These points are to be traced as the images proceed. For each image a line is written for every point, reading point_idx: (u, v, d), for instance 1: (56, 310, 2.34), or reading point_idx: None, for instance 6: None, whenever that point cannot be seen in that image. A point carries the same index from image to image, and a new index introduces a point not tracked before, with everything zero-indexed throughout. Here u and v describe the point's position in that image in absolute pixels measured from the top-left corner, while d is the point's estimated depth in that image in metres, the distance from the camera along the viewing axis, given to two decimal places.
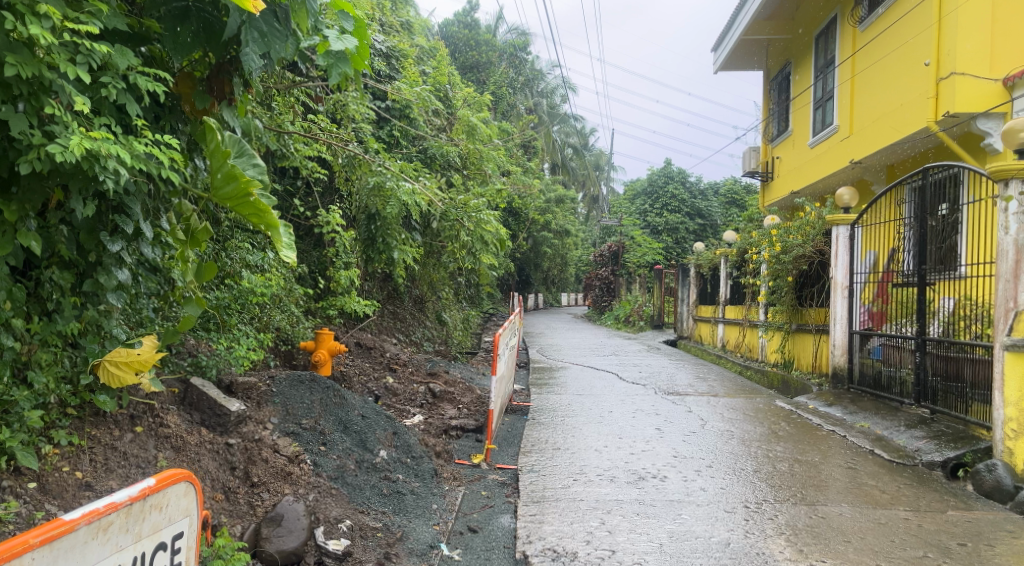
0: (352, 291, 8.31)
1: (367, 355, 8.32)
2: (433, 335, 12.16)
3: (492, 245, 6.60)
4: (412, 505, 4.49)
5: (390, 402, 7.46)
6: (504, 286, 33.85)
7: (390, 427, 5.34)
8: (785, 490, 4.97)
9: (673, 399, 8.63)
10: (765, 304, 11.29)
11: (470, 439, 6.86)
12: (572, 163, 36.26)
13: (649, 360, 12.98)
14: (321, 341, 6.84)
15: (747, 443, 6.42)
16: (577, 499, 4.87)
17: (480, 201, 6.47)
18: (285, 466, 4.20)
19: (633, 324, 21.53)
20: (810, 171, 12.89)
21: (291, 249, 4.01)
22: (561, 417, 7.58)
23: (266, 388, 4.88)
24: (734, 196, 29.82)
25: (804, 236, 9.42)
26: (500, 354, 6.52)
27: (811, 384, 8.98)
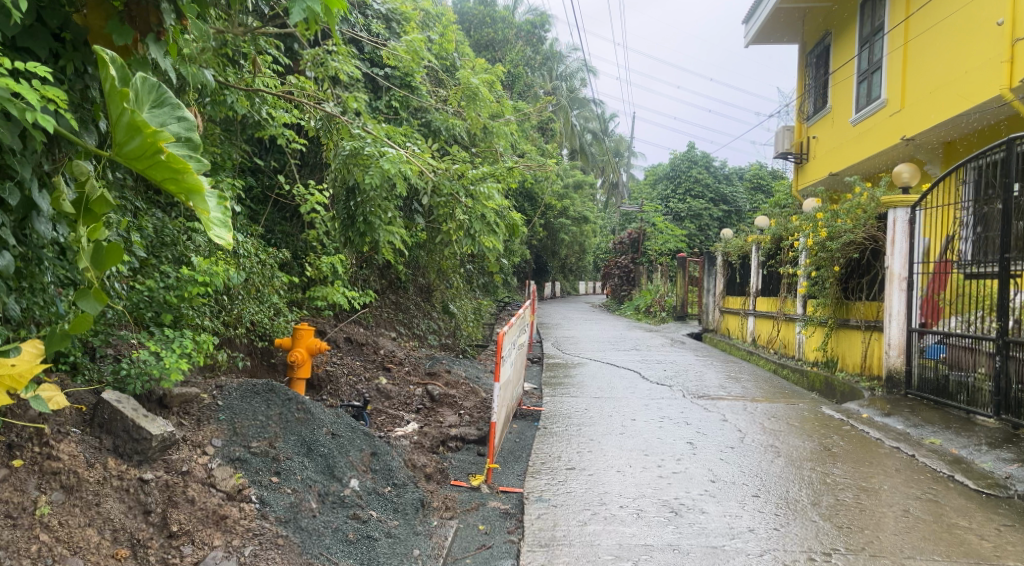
0: (341, 280, 7.38)
1: (358, 351, 7.39)
2: (440, 329, 11.22)
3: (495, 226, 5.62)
4: (387, 553, 3.54)
5: (381, 407, 6.53)
6: (520, 273, 32.92)
7: (367, 447, 4.42)
8: (856, 536, 3.97)
9: (704, 404, 7.63)
10: (803, 296, 10.23)
11: (471, 453, 5.92)
12: (591, 148, 35.14)
13: (673, 355, 11.97)
14: (297, 339, 5.92)
15: (798, 463, 5.41)
16: (594, 544, 3.90)
17: (482, 173, 5.46)
18: (218, 507, 3.25)
19: (654, 315, 20.50)
20: (852, 150, 11.79)
21: (224, 229, 3.05)
22: (576, 426, 6.60)
23: (211, 401, 3.95)
24: (760, 181, 28.64)
25: (854, 220, 8.22)
26: (505, 356, 5.51)
27: (859, 387, 7.93)
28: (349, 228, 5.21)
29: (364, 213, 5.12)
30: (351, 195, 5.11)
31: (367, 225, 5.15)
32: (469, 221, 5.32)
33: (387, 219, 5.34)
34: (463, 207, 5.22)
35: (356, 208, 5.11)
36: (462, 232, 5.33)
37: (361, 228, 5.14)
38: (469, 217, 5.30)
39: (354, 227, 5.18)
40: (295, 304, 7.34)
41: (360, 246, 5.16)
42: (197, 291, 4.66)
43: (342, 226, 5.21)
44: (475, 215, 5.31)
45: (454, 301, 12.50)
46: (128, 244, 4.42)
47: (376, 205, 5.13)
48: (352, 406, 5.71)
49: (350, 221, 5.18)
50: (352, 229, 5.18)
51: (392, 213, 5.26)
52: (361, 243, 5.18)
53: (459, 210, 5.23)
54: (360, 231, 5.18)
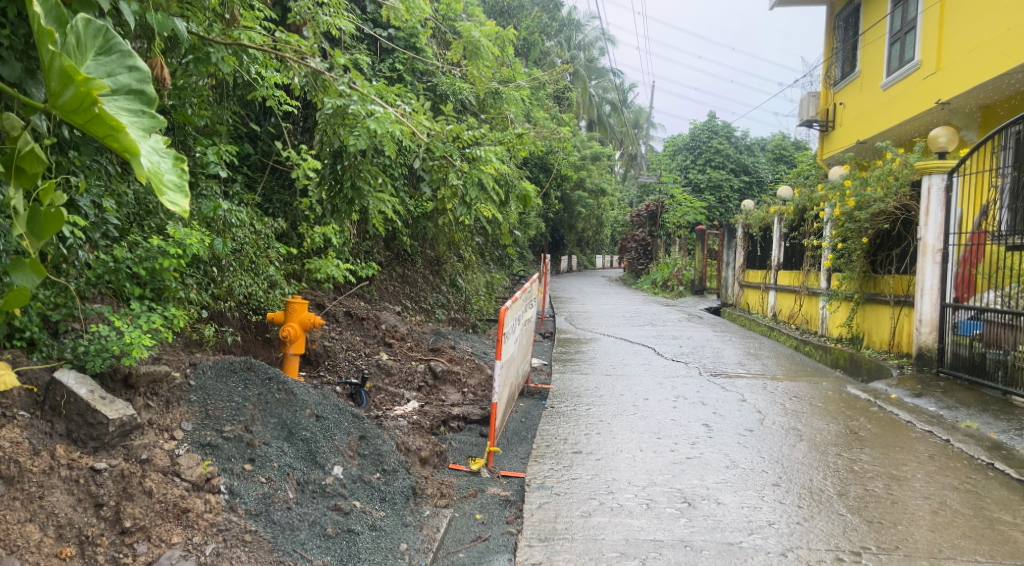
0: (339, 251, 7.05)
1: (359, 325, 7.08)
2: (448, 303, 10.90)
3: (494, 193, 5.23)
4: (369, 550, 3.22)
5: (380, 384, 6.24)
6: (536, 247, 32.48)
7: (356, 430, 4.10)
8: (889, 533, 3.60)
9: (721, 382, 7.26)
10: (827, 269, 9.79)
11: (473, 434, 5.60)
12: (609, 119, 34.47)
13: (690, 330, 11.59)
14: (290, 313, 5.60)
15: (823, 448, 5.02)
16: (598, 539, 3.56)
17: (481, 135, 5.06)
18: (180, 499, 2.94)
19: (671, 289, 20.05)
20: (884, 115, 11.24)
21: (180, 194, 2.61)
22: (586, 405, 6.27)
23: (182, 381, 3.63)
24: (782, 152, 27.92)
25: (885, 188, 7.74)
26: (508, 332, 5.15)
27: (887, 365, 7.51)
28: (336, 194, 4.83)
29: (349, 177, 4.73)
30: (338, 157, 4.72)
31: (355, 190, 4.76)
32: (462, 186, 4.77)
33: (378, 184, 4.96)
34: (454, 170, 4.79)
35: (342, 171, 4.73)
36: (455, 198, 4.89)
37: (347, 193, 4.75)
38: (462, 181, 4.78)
39: (341, 193, 4.79)
40: (292, 276, 7.03)
41: (345, 214, 4.75)
42: (169, 263, 4.30)
43: (327, 191, 4.82)
44: (468, 183, 4.78)
45: (464, 274, 12.16)
46: (98, 211, 4.09)
47: (368, 170, 4.77)
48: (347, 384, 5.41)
49: (334, 185, 4.79)
50: (338, 195, 4.79)
51: (381, 178, 4.87)
52: (347, 209, 4.79)
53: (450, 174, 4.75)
54: (347, 197, 4.79)
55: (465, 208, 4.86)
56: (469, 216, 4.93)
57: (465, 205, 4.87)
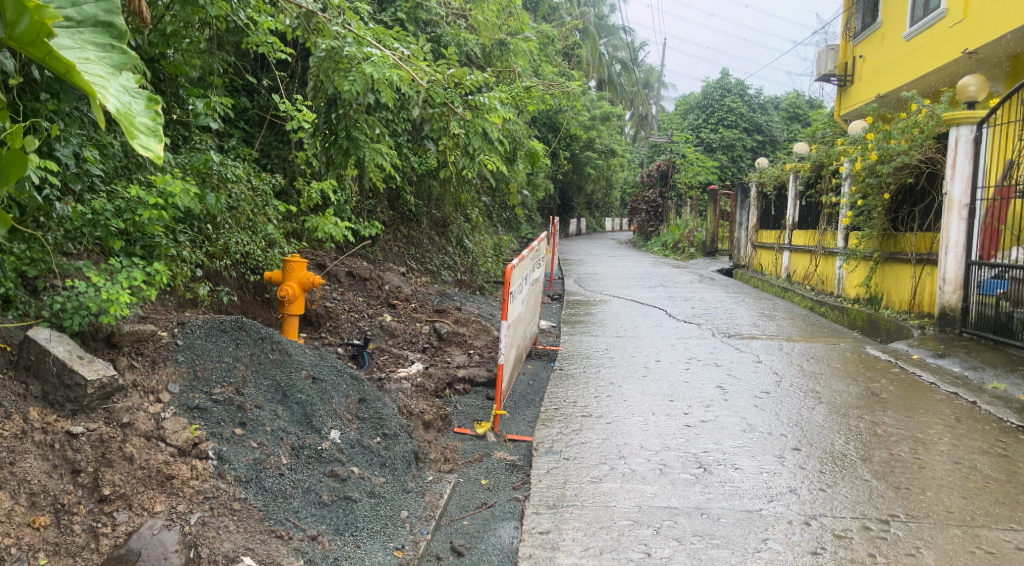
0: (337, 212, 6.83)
1: (362, 286, 6.89)
2: (455, 265, 10.69)
3: (498, 142, 4.96)
4: (367, 518, 3.05)
5: (384, 346, 6.07)
6: (545, 210, 32.15)
7: (355, 394, 3.93)
8: (918, 499, 3.39)
9: (735, 344, 7.06)
10: (845, 228, 9.51)
11: (479, 397, 5.43)
12: (619, 78, 33.83)
13: (701, 292, 11.36)
14: (289, 273, 5.41)
15: (843, 411, 4.81)
16: (609, 507, 3.37)
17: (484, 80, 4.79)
18: (164, 465, 2.76)
19: (682, 251, 19.77)
20: (900, 70, 11.17)
21: (154, 139, 2.27)
22: (596, 367, 6.08)
23: (169, 340, 3.43)
24: (796, 110, 27.38)
25: (908, 141, 7.42)
26: (515, 290, 4.94)
27: (907, 325, 7.27)
28: (331, 146, 4.58)
29: (344, 127, 4.46)
30: (332, 106, 4.46)
31: (351, 141, 4.50)
32: (465, 136, 4.53)
33: (375, 134, 4.69)
34: (456, 119, 4.56)
35: (336, 121, 4.47)
36: (457, 149, 4.66)
37: (341, 145, 4.49)
38: (464, 131, 4.55)
39: (336, 144, 4.53)
40: (292, 235, 6.82)
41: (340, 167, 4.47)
42: (149, 214, 4.11)
43: (321, 142, 4.57)
44: (471, 133, 4.54)
45: (470, 236, 11.93)
46: (79, 161, 3.88)
47: (365, 118, 4.52)
48: (348, 345, 5.24)
49: (329, 135, 4.53)
50: (333, 146, 4.51)
51: (378, 128, 4.60)
52: (342, 161, 4.52)
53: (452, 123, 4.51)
54: (343, 149, 4.51)
55: (467, 159, 4.62)
56: (472, 168, 4.69)
57: (467, 156, 4.62)
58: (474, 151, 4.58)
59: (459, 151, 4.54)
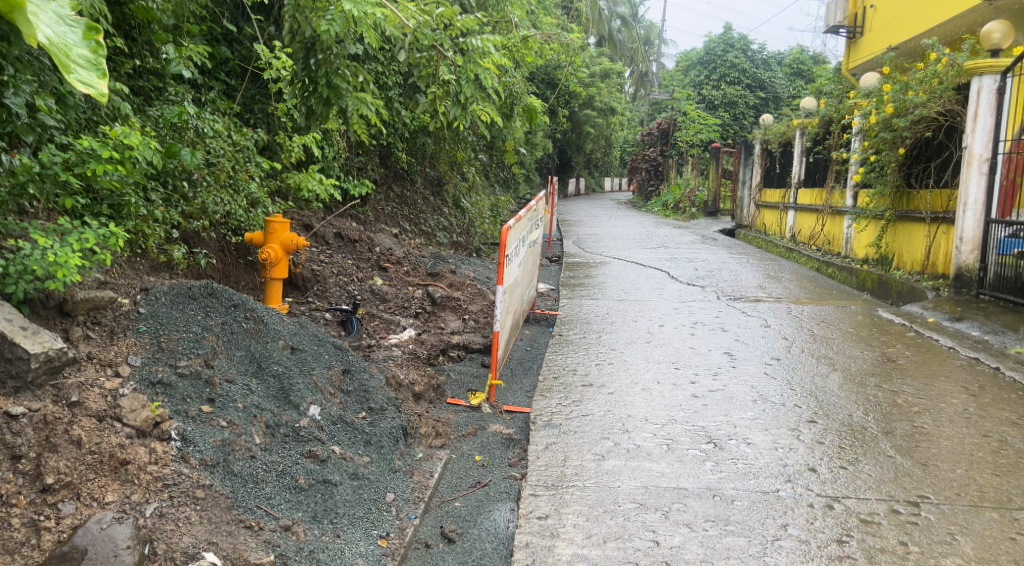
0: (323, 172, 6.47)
1: (352, 248, 6.57)
2: (451, 225, 10.36)
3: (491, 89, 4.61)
4: (349, 503, 2.77)
5: (375, 311, 5.78)
6: (544, 170, 31.65)
7: (339, 364, 3.64)
8: (948, 479, 3.12)
9: (742, 307, 6.78)
10: (853, 186, 9.19)
11: (474, 366, 5.16)
12: (620, 34, 33.07)
13: (704, 252, 11.05)
14: (270, 234, 5.09)
15: (859, 379, 4.54)
16: (613, 487, 3.10)
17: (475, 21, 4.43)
18: (118, 449, 2.47)
19: (683, 211, 19.40)
20: (915, 20, 10.89)
21: (94, 74, 1.55)
22: (596, 333, 5.81)
23: (131, 309, 3.12)
24: (800, 66, 26.81)
25: (926, 93, 7.05)
26: (511, 251, 4.63)
27: (920, 286, 6.98)
28: (310, 96, 4.23)
29: (324, 75, 4.11)
30: (310, 51, 4.08)
31: (332, 90, 4.15)
32: (455, 83, 4.27)
33: (360, 82, 4.37)
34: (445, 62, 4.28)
35: (316, 67, 4.09)
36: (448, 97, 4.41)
37: (322, 95, 4.15)
38: (455, 78, 4.29)
39: (316, 93, 4.20)
40: (278, 194, 6.48)
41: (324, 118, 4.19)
42: (105, 169, 3.72)
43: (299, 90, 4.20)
44: (462, 80, 4.27)
45: (467, 195, 11.59)
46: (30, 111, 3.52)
47: (348, 63, 4.17)
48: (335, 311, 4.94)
49: (308, 82, 4.17)
50: (313, 96, 4.19)
51: (361, 75, 4.25)
52: (325, 113, 4.20)
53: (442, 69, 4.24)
54: (324, 98, 4.19)
55: (459, 109, 4.37)
56: (465, 117, 4.48)
57: (460, 106, 4.37)
58: (467, 100, 4.35)
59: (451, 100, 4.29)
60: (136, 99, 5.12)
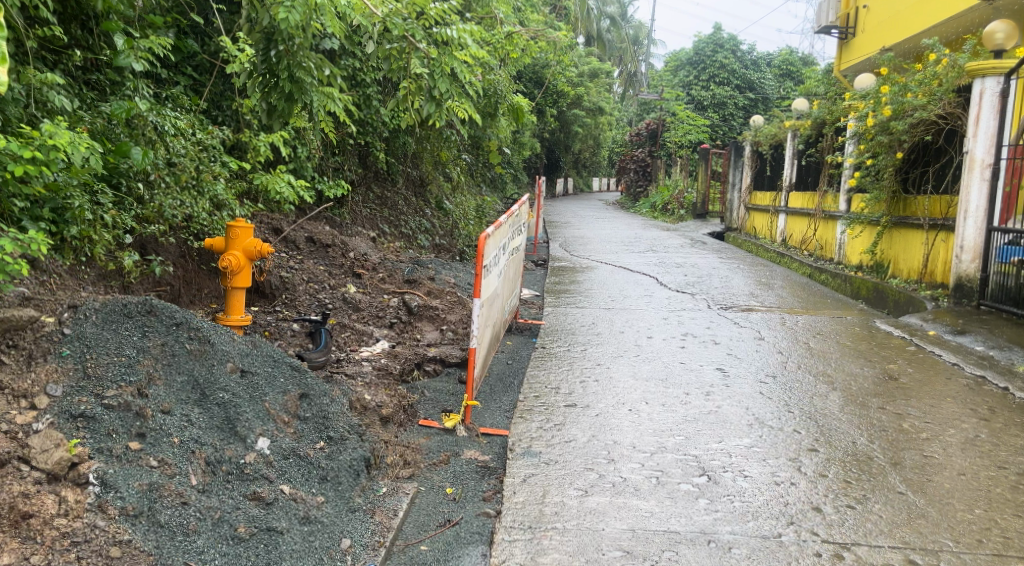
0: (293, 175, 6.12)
1: (325, 253, 6.23)
2: (433, 228, 10.03)
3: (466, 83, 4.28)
4: (296, 553, 2.43)
5: (347, 322, 5.45)
6: (531, 170, 31.34)
7: (297, 387, 3.30)
8: (966, 521, 2.83)
9: (734, 317, 6.49)
10: (848, 190, 8.93)
11: (450, 382, 4.84)
12: (609, 34, 32.80)
13: (693, 257, 10.78)
14: (232, 240, 4.71)
15: (861, 400, 4.24)
16: (598, 531, 2.79)
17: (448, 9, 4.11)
18: (19, 500, 2.15)
19: (672, 212, 19.15)
20: (910, 20, 10.68)
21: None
22: (582, 346, 5.49)
23: (54, 332, 2.77)
24: (789, 67, 26.69)
25: (926, 95, 6.77)
26: (490, 261, 4.30)
27: (918, 296, 6.71)
28: (271, 91, 3.89)
29: (286, 68, 3.77)
30: (270, 42, 3.73)
31: (296, 84, 3.81)
32: (429, 78, 3.98)
33: (326, 76, 4.06)
34: (417, 54, 3.99)
35: (277, 60, 3.74)
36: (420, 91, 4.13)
37: (284, 91, 3.81)
38: (429, 72, 4.00)
39: (277, 88, 3.87)
40: (246, 196, 6.14)
41: (287, 115, 3.89)
42: (25, 171, 3.38)
43: (259, 84, 3.86)
44: (436, 76, 3.98)
45: (450, 197, 11.26)
46: None
47: (310, 53, 3.82)
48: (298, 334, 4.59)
49: (268, 76, 3.83)
50: (274, 91, 3.86)
51: (326, 68, 3.92)
52: (288, 110, 3.90)
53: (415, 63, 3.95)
54: (286, 94, 3.87)
55: (433, 106, 4.10)
56: (439, 113, 4.19)
57: (434, 103, 4.09)
58: (441, 96, 4.07)
59: (424, 96, 4.02)
60: (85, 96, 4.76)
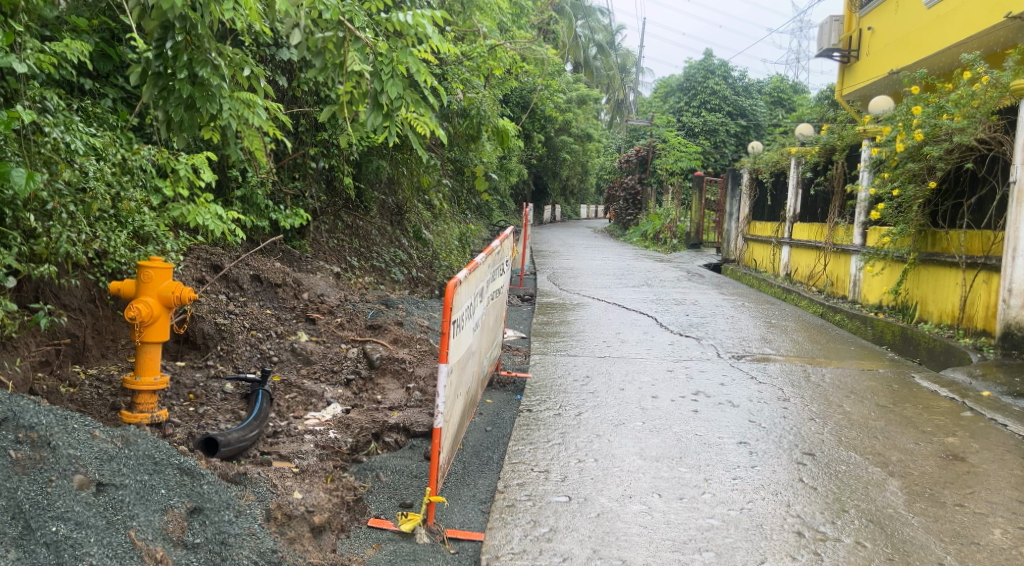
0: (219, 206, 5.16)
1: (274, 293, 5.33)
2: (410, 259, 9.19)
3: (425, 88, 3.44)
4: None
5: (294, 381, 4.55)
6: (518, 197, 30.51)
7: (187, 499, 2.54)
8: None
9: (749, 369, 5.62)
10: (865, 222, 8.12)
11: (414, 458, 3.95)
12: (596, 61, 32.39)
13: (692, 292, 9.94)
14: (143, 284, 3.79)
15: (929, 491, 3.39)
16: None
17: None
18: None
19: (663, 241, 18.31)
20: (925, 41, 9.95)
21: None
22: (577, 409, 4.58)
23: None
24: (780, 94, 26.23)
25: (965, 116, 5.97)
26: (461, 314, 3.36)
27: (957, 344, 5.90)
28: (166, 99, 3.29)
29: (186, 66, 3.17)
30: (167, 30, 3.09)
31: (199, 87, 3.23)
32: (374, 79, 3.16)
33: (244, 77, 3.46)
34: (356, 47, 3.25)
35: (174, 53, 3.12)
36: (365, 97, 3.35)
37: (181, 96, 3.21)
38: (374, 71, 3.18)
39: (176, 93, 3.29)
40: (182, 228, 5.25)
41: (189, 127, 3.32)
42: None
43: (152, 86, 3.24)
44: (384, 77, 3.17)
45: (430, 226, 10.44)
46: None
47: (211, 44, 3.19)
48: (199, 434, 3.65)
49: (162, 76, 3.21)
50: (171, 97, 3.28)
51: (240, 63, 3.34)
52: (189, 121, 3.32)
53: (353, 59, 3.18)
54: (186, 101, 3.31)
55: (381, 118, 3.27)
56: (389, 128, 3.36)
57: (381, 114, 3.27)
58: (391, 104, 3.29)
59: (368, 101, 3.22)
60: None
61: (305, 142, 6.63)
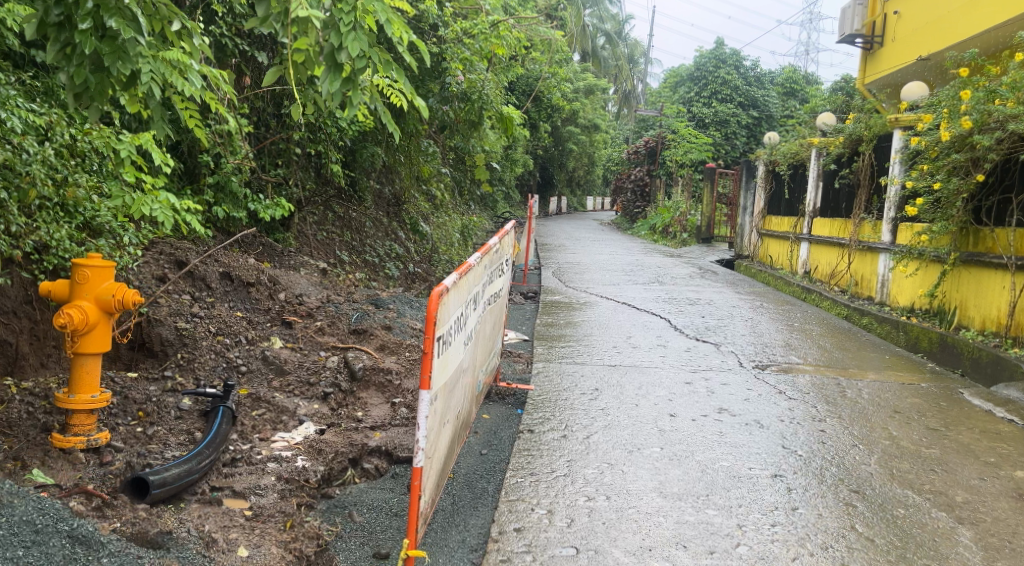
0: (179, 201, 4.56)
1: (247, 294, 4.77)
2: (407, 253, 8.60)
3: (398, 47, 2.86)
4: None
5: (263, 396, 3.99)
6: (523, 188, 29.87)
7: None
8: None
9: (777, 382, 5.04)
10: (896, 218, 7.51)
11: (395, 491, 3.39)
12: (603, 51, 31.71)
13: (706, 290, 9.35)
14: (77, 285, 3.22)
15: (1008, 546, 2.85)
16: None
17: None
18: None
19: (672, 234, 17.72)
20: (958, 25, 9.31)
21: None
22: (585, 431, 4.01)
23: None
24: (794, 85, 25.56)
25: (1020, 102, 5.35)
26: (448, 325, 2.78)
27: (1008, 356, 5.32)
28: (70, 57, 2.64)
29: (92, 14, 2.52)
30: None
31: (110, 43, 2.57)
32: (329, 30, 2.58)
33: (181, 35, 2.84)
34: None
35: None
36: (322, 56, 2.78)
37: (84, 52, 2.55)
38: (331, 22, 2.60)
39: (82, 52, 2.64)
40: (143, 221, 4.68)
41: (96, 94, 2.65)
42: None
43: (51, 43, 2.61)
44: (342, 28, 2.58)
45: (430, 218, 9.85)
46: None
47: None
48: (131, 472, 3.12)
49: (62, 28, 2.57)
50: (79, 60, 2.62)
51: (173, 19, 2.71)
52: (96, 84, 2.67)
53: (302, 5, 2.59)
54: (95, 62, 2.65)
55: (341, 84, 2.69)
56: (351, 96, 2.77)
57: (341, 77, 2.69)
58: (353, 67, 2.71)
59: (323, 60, 2.63)
60: None
61: (289, 126, 6.04)
